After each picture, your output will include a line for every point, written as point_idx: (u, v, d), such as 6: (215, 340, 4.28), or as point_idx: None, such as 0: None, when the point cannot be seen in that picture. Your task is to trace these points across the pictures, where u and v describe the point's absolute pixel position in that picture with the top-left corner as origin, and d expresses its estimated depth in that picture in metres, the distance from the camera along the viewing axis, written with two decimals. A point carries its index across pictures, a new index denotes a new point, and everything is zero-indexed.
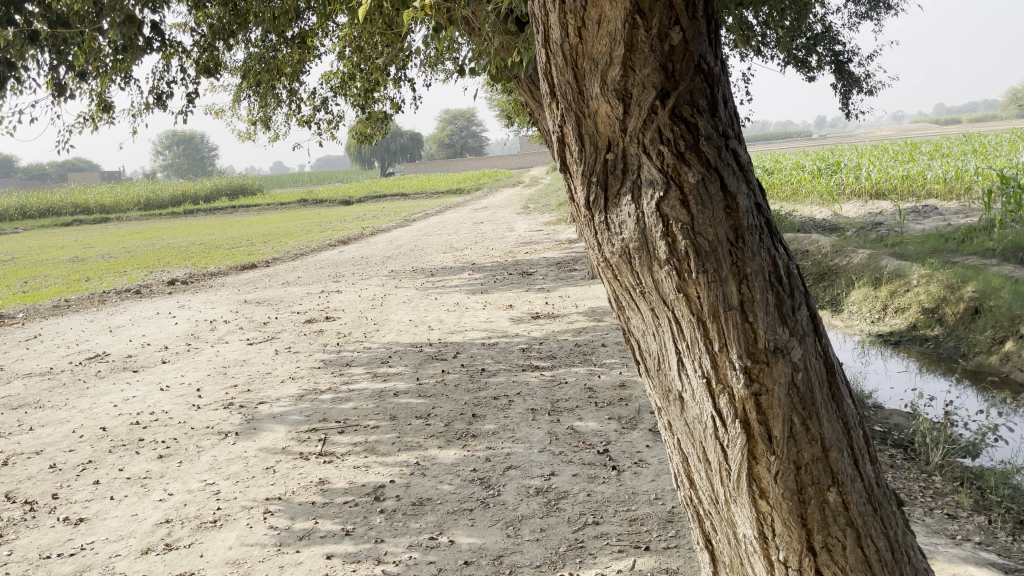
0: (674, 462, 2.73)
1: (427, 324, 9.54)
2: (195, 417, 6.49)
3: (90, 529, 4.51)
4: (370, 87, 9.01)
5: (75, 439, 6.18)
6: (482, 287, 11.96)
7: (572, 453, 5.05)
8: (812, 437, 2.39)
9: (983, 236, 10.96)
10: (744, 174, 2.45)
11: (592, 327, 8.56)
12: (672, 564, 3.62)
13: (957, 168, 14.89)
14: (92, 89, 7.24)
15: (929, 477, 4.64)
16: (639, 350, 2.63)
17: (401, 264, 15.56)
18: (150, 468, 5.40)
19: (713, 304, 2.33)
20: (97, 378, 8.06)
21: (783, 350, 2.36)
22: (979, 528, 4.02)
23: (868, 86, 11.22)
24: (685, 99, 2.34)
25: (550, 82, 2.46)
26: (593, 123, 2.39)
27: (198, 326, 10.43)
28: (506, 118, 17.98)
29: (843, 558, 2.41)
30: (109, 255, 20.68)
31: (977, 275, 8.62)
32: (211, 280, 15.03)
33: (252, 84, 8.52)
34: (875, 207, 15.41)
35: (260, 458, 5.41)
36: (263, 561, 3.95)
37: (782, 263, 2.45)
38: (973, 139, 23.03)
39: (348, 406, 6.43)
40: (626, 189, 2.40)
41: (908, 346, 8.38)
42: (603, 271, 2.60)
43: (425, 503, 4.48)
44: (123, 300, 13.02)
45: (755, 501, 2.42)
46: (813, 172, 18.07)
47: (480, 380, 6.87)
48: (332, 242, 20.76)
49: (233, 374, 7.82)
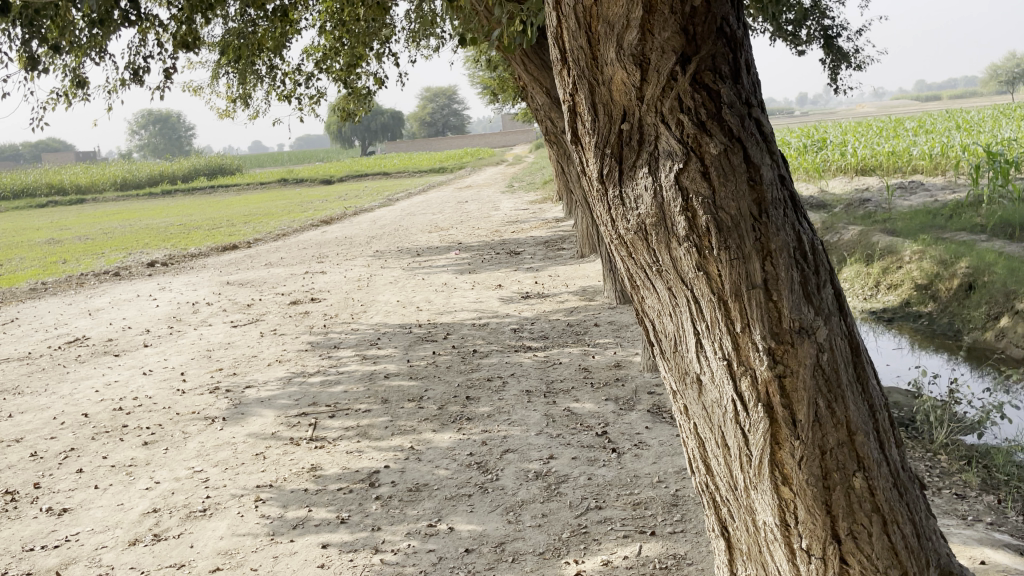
0: (688, 447, 2.62)
1: (415, 305, 9.37)
2: (179, 402, 6.32)
3: (74, 520, 4.36)
4: (353, 62, 8.78)
5: (56, 426, 6.00)
6: (470, 266, 11.82)
7: (570, 435, 4.96)
8: (838, 420, 2.28)
9: (971, 212, 10.94)
10: (768, 145, 2.32)
11: (584, 306, 8.44)
12: (681, 550, 3.53)
13: (943, 143, 14.84)
14: (66, 65, 6.95)
15: (934, 456, 4.61)
16: (655, 331, 2.51)
17: (385, 244, 15.35)
18: (135, 456, 5.24)
19: (735, 282, 2.22)
20: (77, 363, 7.86)
21: (809, 330, 2.24)
22: (989, 508, 3.99)
23: (857, 60, 11.12)
24: (706, 64, 2.20)
25: (562, 48, 2.31)
26: (608, 91, 2.25)
27: (179, 308, 10.22)
28: (490, 96, 17.74)
29: (870, 545, 2.31)
30: (85, 236, 20.22)
31: (969, 251, 8.62)
32: (192, 262, 14.76)
33: (231, 61, 8.24)
34: (862, 183, 15.37)
35: (249, 444, 5.26)
36: (256, 551, 3.82)
37: (807, 238, 2.33)
38: (957, 115, 23.14)
39: (338, 390, 6.29)
40: (643, 161, 2.27)
41: (902, 323, 8.36)
42: (616, 249, 2.47)
43: (421, 489, 4.37)
44: (101, 283, 12.74)
45: (777, 488, 2.31)
46: (798, 149, 18.00)
47: (472, 362, 6.75)
48: (315, 222, 20.48)
49: (218, 357, 7.64)
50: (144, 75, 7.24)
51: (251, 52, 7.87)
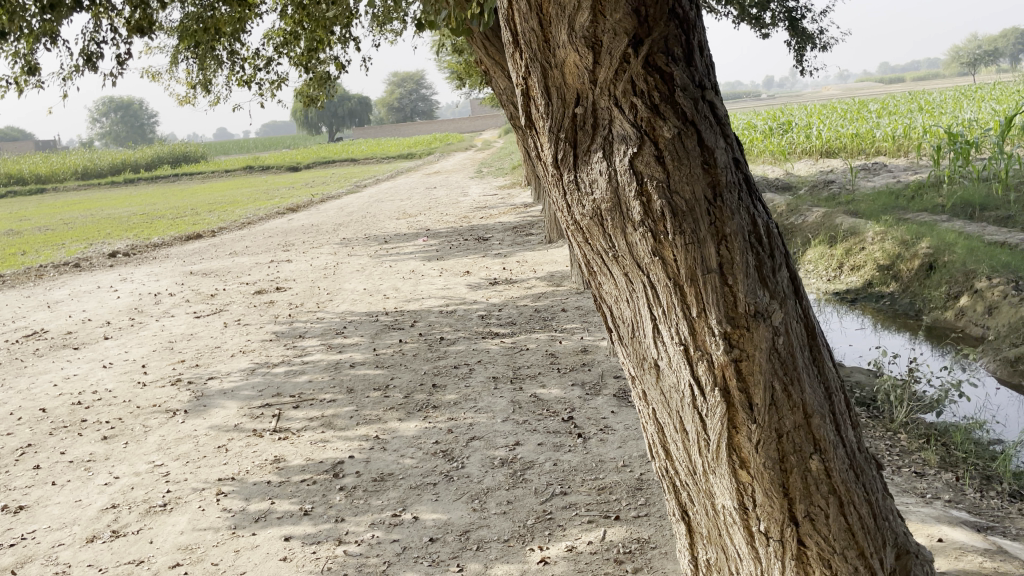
0: (647, 432, 2.61)
1: (382, 293, 9.29)
2: (140, 395, 6.21)
3: (31, 517, 4.26)
4: (313, 47, 8.64)
5: (11, 421, 5.87)
6: (437, 253, 11.75)
7: (536, 421, 4.94)
8: (794, 403, 2.28)
9: (933, 193, 11.09)
10: (722, 128, 2.30)
11: (551, 292, 8.42)
12: (644, 534, 3.54)
13: (906, 125, 14.98)
14: (16, 51, 6.76)
15: (894, 435, 4.68)
16: (612, 317, 2.49)
17: (352, 231, 15.20)
18: (94, 451, 5.14)
19: (691, 267, 2.20)
20: (35, 357, 7.69)
21: (764, 314, 2.23)
22: (948, 486, 4.06)
23: (821, 41, 11.15)
24: (659, 46, 2.17)
25: (513, 30, 2.28)
26: (560, 74, 2.22)
27: (141, 300, 10.03)
28: (456, 79, 17.57)
29: (826, 527, 2.32)
30: (45, 227, 19.78)
31: (930, 232, 8.74)
32: (155, 252, 14.51)
33: (190, 46, 8.07)
34: (826, 166, 15.50)
35: (211, 436, 5.19)
36: (217, 545, 3.77)
37: (762, 222, 2.32)
38: (919, 97, 23.43)
39: (303, 380, 6.22)
40: (597, 145, 2.24)
41: (865, 303, 8.46)
42: (572, 235, 2.44)
43: (386, 478, 4.33)
44: (61, 274, 12.49)
45: (735, 471, 2.31)
46: (764, 132, 18.07)
47: (439, 349, 6.71)
48: (280, 209, 20.25)
49: (180, 349, 7.51)
50: (98, 60, 7.07)
51: (209, 37, 7.71)
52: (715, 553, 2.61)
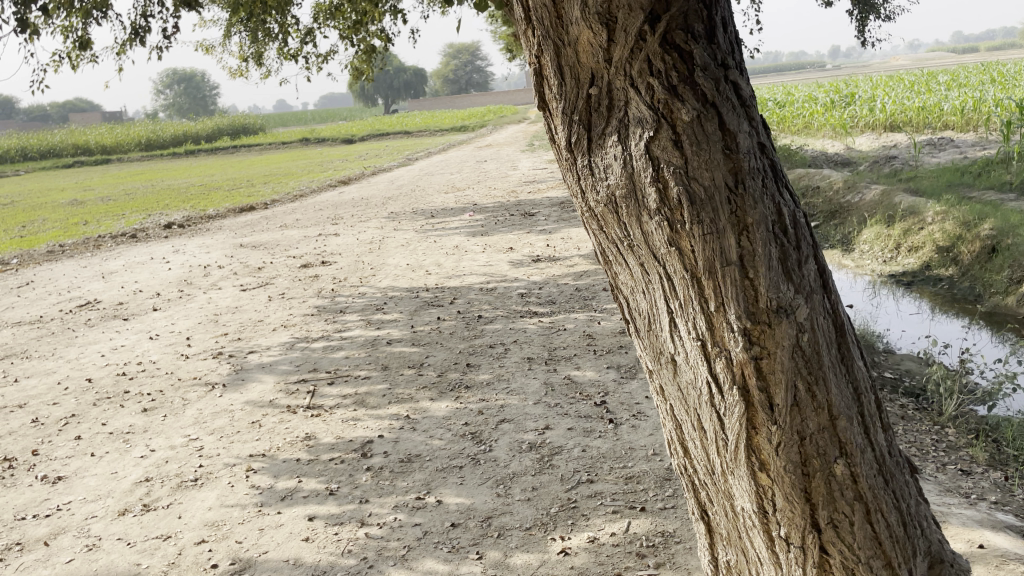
0: (667, 429, 2.49)
1: (425, 268, 9.26)
2: (182, 367, 6.31)
3: (68, 488, 4.37)
4: (359, 19, 8.57)
5: (59, 391, 6.02)
6: (483, 228, 11.68)
7: (568, 405, 4.86)
8: (818, 404, 2.14)
9: (1001, 170, 10.57)
10: (745, 110, 2.16)
11: (594, 271, 8.28)
12: (668, 527, 3.44)
13: (976, 98, 14.32)
14: (68, 26, 6.86)
15: (941, 430, 4.47)
16: (629, 309, 2.37)
17: (400, 205, 15.24)
18: (133, 423, 5.23)
19: (709, 260, 2.07)
20: (86, 327, 7.88)
21: (788, 309, 2.09)
22: (995, 486, 3.86)
23: (886, 10, 10.64)
24: (677, 22, 2.04)
25: (525, 7, 2.16)
26: (574, 52, 2.10)
27: (191, 271, 10.21)
28: (507, 50, 17.34)
29: (851, 535, 2.19)
30: (107, 197, 20.26)
31: (994, 212, 8.32)
32: (208, 223, 14.77)
33: (239, 18, 8.08)
34: (890, 141, 14.93)
35: (246, 412, 5.23)
36: (243, 523, 3.79)
37: (788, 212, 2.18)
38: (993, 68, 22.39)
39: (340, 356, 6.25)
40: (612, 129, 2.12)
41: (921, 286, 8.11)
42: (588, 223, 2.33)
43: (413, 460, 4.31)
44: (118, 245, 12.81)
45: (754, 474, 2.19)
46: (826, 104, 17.45)
47: (476, 328, 6.65)
48: (333, 181, 20.40)
49: (224, 322, 7.61)
50: (146, 35, 7.13)
51: (256, 9, 7.71)
52: (735, 555, 2.51)
